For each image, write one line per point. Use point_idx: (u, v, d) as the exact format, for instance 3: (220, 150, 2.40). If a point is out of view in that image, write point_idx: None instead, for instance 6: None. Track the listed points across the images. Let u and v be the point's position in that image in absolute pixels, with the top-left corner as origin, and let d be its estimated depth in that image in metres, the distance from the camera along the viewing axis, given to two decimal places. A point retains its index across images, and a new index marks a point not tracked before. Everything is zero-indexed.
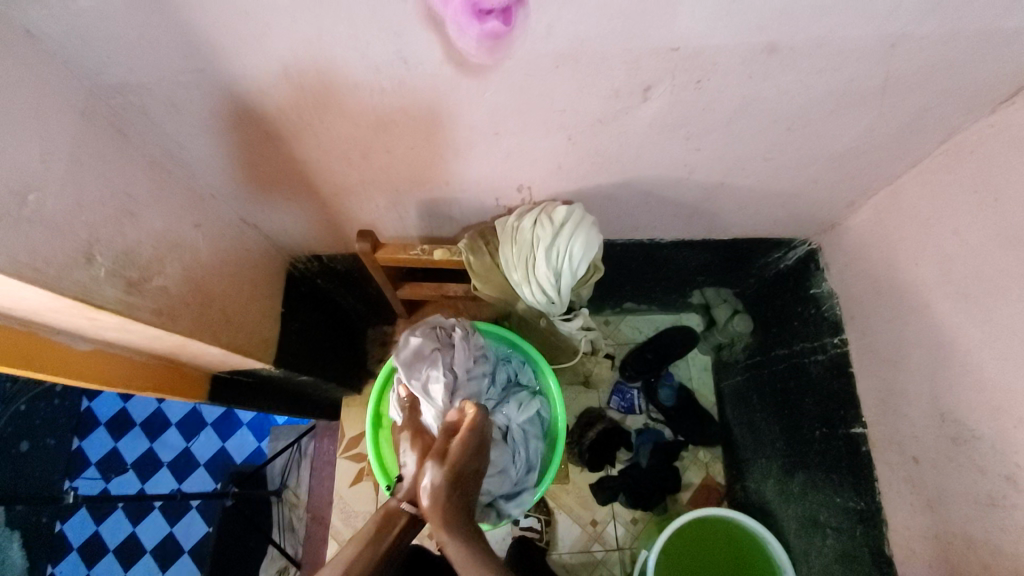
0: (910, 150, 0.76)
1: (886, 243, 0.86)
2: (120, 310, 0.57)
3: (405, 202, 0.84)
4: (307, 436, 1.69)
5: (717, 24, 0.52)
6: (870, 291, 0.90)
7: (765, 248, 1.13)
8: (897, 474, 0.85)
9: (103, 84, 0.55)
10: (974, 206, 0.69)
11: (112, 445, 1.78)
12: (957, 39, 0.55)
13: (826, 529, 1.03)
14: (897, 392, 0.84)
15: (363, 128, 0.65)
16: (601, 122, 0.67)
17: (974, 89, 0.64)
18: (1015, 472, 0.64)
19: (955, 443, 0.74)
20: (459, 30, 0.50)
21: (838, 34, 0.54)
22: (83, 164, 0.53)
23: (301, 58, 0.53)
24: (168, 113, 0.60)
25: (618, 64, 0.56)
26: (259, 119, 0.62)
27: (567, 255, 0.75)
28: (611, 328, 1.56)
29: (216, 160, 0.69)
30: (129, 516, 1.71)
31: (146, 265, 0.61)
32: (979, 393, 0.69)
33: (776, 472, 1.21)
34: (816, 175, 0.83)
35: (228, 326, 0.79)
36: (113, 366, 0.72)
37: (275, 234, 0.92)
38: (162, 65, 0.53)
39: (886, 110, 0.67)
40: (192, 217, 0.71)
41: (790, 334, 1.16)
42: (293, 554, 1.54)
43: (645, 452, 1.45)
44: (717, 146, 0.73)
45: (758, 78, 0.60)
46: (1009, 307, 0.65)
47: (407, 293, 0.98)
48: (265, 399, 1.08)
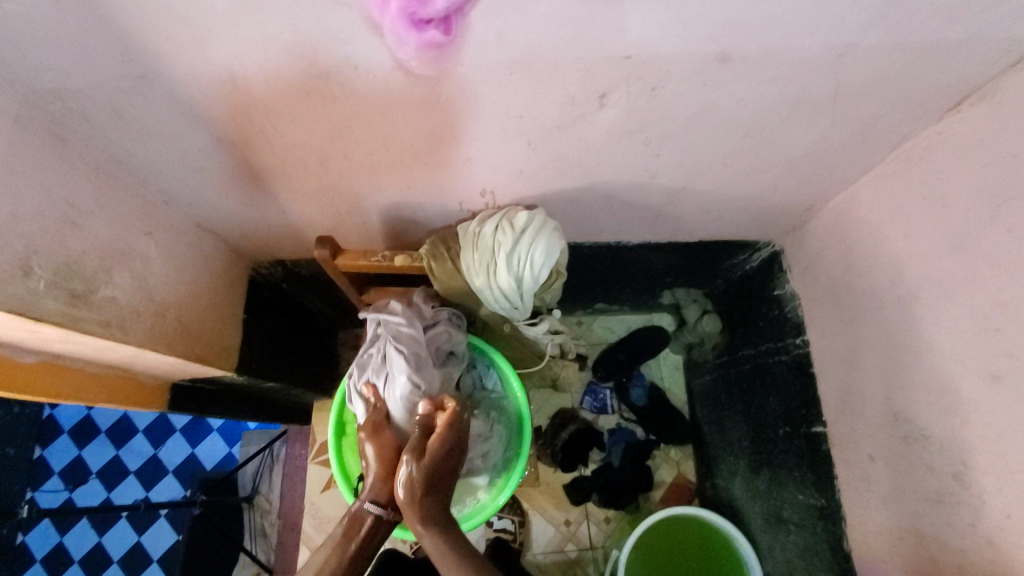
0: (863, 156, 0.78)
1: (843, 246, 0.88)
2: (63, 323, 0.55)
3: (367, 207, 0.83)
4: (279, 441, 1.67)
5: (666, 33, 0.52)
6: (829, 293, 0.92)
7: (730, 249, 1.14)
8: (854, 472, 0.88)
9: (39, 90, 0.53)
10: (922, 212, 0.71)
11: (75, 454, 1.73)
12: (900, 50, 0.57)
13: (790, 525, 1.05)
14: (854, 392, 0.86)
15: (317, 134, 0.64)
16: (560, 127, 0.67)
17: (921, 98, 0.65)
18: (961, 470, 0.66)
19: (906, 442, 0.76)
20: (400, 41, 0.50)
21: (785, 44, 0.55)
22: (17, 172, 0.51)
23: (247, 64, 0.52)
24: (112, 120, 0.58)
25: (572, 71, 0.57)
26: (209, 125, 0.61)
27: (528, 261, 0.75)
28: (583, 328, 1.57)
29: (167, 166, 0.68)
30: (95, 527, 1.66)
31: (90, 276, 0.59)
32: (928, 393, 0.71)
33: (743, 470, 1.23)
34: (774, 179, 0.84)
35: (184, 335, 0.77)
36: (60, 378, 0.70)
37: (235, 240, 0.90)
38: (102, 70, 0.51)
39: (838, 118, 0.69)
40: (142, 225, 0.69)
41: (755, 335, 1.18)
42: (265, 560, 1.53)
43: (617, 452, 1.46)
44: (676, 152, 0.74)
45: (711, 87, 0.61)
46: (954, 310, 0.66)
47: (373, 297, 0.99)
48: (230, 406, 1.06)
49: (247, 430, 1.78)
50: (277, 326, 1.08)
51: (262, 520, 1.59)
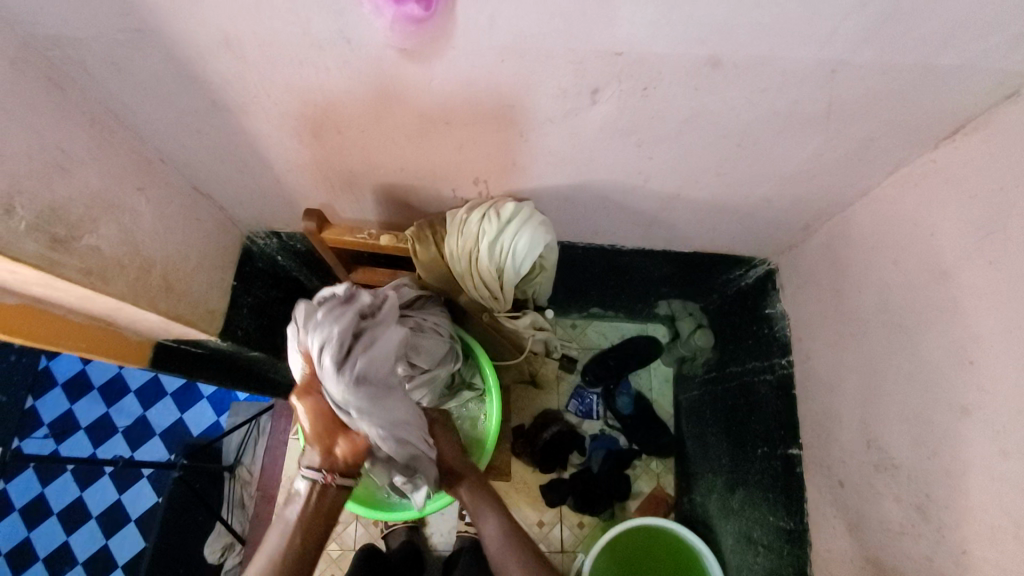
0: (859, 178, 0.77)
1: (833, 269, 0.87)
2: (42, 266, 0.57)
3: (360, 186, 0.84)
4: (265, 414, 1.69)
5: (658, 32, 0.52)
6: (817, 314, 0.91)
7: (725, 264, 1.13)
8: (824, 497, 0.86)
9: (39, 36, 0.54)
10: (912, 238, 0.70)
11: (67, 407, 1.76)
12: (896, 70, 0.56)
13: (758, 546, 1.04)
14: (832, 416, 0.85)
15: (310, 106, 0.65)
16: (552, 120, 0.67)
17: (918, 123, 0.64)
18: (926, 503, 0.65)
19: (877, 470, 0.75)
20: (377, 11, 0.50)
21: (779, 54, 0.54)
22: (10, 113, 0.52)
23: (240, 28, 0.53)
24: (110, 73, 0.60)
25: (564, 63, 0.57)
26: (204, 86, 0.62)
27: (511, 251, 0.75)
28: (577, 331, 1.57)
29: (163, 124, 0.69)
30: (77, 480, 1.69)
31: (75, 224, 0.61)
32: (902, 423, 0.70)
33: (720, 487, 1.22)
34: (769, 195, 0.84)
35: (168, 294, 0.78)
36: (40, 323, 0.72)
37: (230, 206, 0.91)
38: (98, 21, 0.52)
39: (833, 136, 0.68)
40: (134, 180, 0.70)
41: (744, 352, 1.17)
42: (240, 531, 1.59)
43: (596, 457, 1.45)
44: (668, 157, 0.74)
45: (704, 91, 0.60)
46: (932, 339, 0.66)
47: (362, 278, 1.00)
48: (214, 371, 1.07)
49: (236, 400, 1.81)
50: (268, 297, 1.09)
51: (242, 491, 1.63)
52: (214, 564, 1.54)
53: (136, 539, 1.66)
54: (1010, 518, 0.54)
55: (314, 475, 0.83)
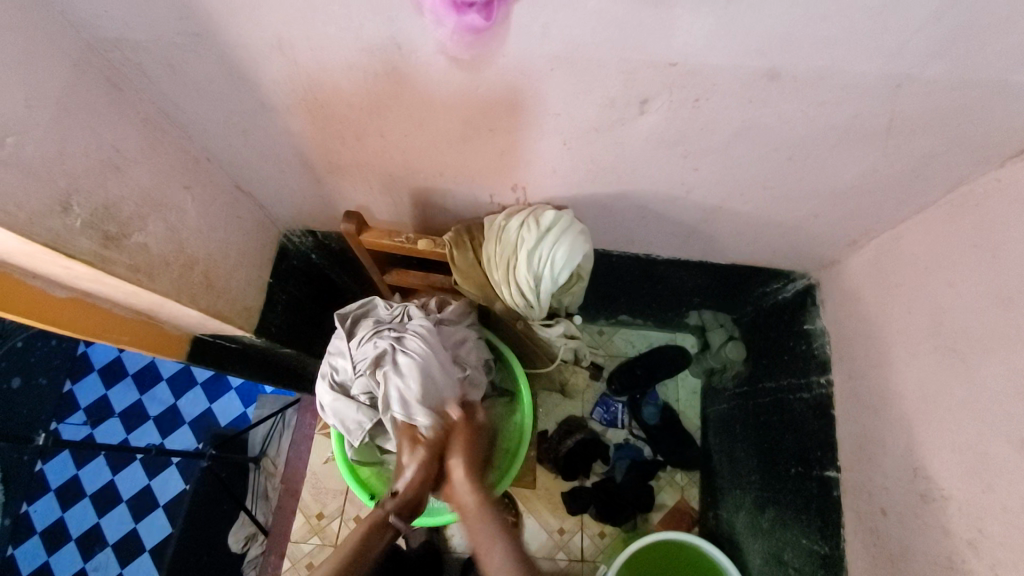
0: (914, 195, 0.74)
1: (881, 288, 0.84)
2: (94, 262, 0.58)
3: (398, 189, 0.83)
4: (292, 408, 1.71)
5: (715, 43, 0.50)
6: (861, 334, 0.88)
7: (762, 276, 1.10)
8: (864, 523, 0.84)
9: (99, 37, 0.55)
10: (971, 261, 0.67)
11: (102, 393, 1.81)
12: (965, 86, 0.53)
13: (789, 569, 1.01)
14: (875, 441, 0.82)
15: (357, 110, 0.65)
16: (598, 129, 0.65)
17: (984, 140, 0.61)
18: (978, 539, 0.62)
19: (923, 500, 0.72)
20: (437, 21, 0.50)
21: (841, 67, 0.52)
22: (71, 113, 0.53)
23: (294, 34, 0.53)
24: (165, 75, 0.61)
25: (615, 73, 0.55)
26: (255, 89, 0.63)
27: (549, 261, 0.74)
28: (603, 338, 1.55)
29: (212, 125, 0.70)
30: (110, 464, 1.74)
31: (126, 222, 0.62)
32: (955, 453, 0.67)
33: (749, 505, 1.19)
34: (816, 209, 0.81)
35: (208, 291, 0.79)
36: (89, 316, 0.73)
37: (270, 205, 0.92)
38: (157, 24, 0.53)
39: (890, 151, 0.65)
40: (182, 179, 0.71)
41: (778, 368, 1.14)
42: (263, 522, 1.57)
43: (620, 467, 1.43)
44: (714, 169, 0.72)
45: (758, 104, 0.58)
46: (992, 368, 0.63)
47: (394, 280, 0.99)
48: (247, 367, 1.09)
49: (263, 393, 1.84)
50: (301, 295, 1.10)
51: (266, 483, 1.64)
52: (237, 553, 1.54)
53: (163, 525, 1.69)
54: None
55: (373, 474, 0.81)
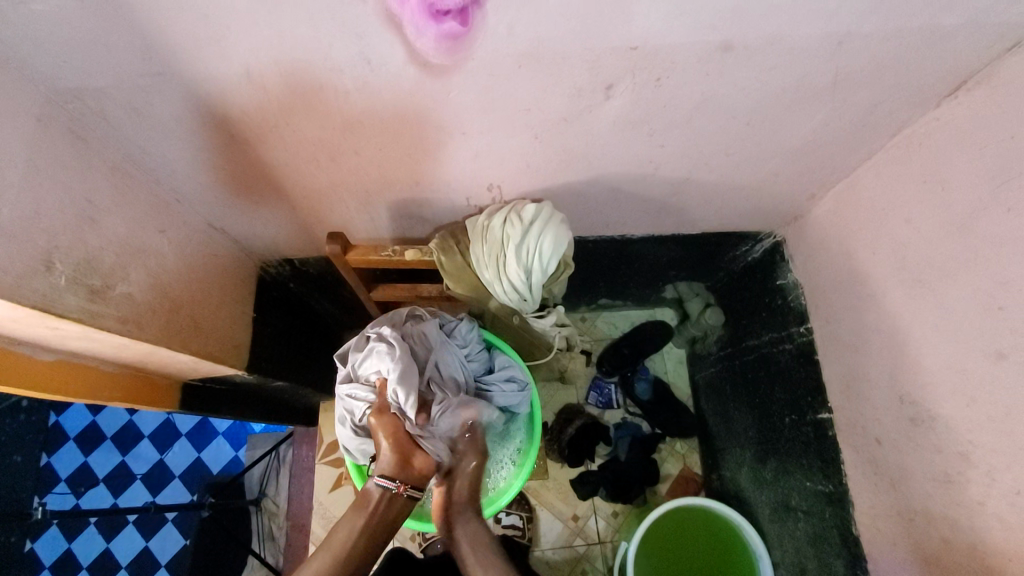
0: (864, 144, 0.79)
1: (844, 234, 0.89)
2: (84, 319, 0.56)
3: (375, 204, 0.84)
4: (285, 443, 1.68)
5: (673, 24, 0.53)
6: (832, 279, 0.94)
7: (732, 241, 1.15)
8: (861, 456, 0.89)
9: (58, 88, 0.54)
10: (922, 197, 0.72)
11: (83, 460, 1.73)
12: (899, 36, 0.58)
13: (798, 512, 1.06)
14: (860, 378, 0.88)
15: (331, 131, 0.66)
16: (567, 119, 0.68)
17: (920, 84, 0.67)
18: (968, 449, 0.68)
19: (913, 423, 0.77)
20: (418, 31, 0.51)
21: (788, 32, 0.56)
22: (41, 169, 0.52)
23: (264, 63, 0.54)
24: (129, 118, 0.60)
25: (580, 63, 0.58)
26: (224, 122, 0.62)
27: (537, 253, 0.76)
28: (587, 324, 1.58)
29: (181, 164, 0.69)
30: (102, 532, 1.67)
31: (108, 273, 0.60)
32: (935, 375, 0.72)
33: (750, 460, 1.24)
34: (776, 169, 0.86)
35: (197, 333, 0.77)
36: (77, 376, 0.71)
37: (245, 239, 0.91)
38: (121, 68, 0.52)
39: (838, 106, 0.70)
40: (156, 223, 0.70)
41: (758, 325, 1.20)
42: (274, 563, 1.53)
43: (623, 445, 1.46)
44: (679, 143, 0.75)
45: (716, 76, 0.62)
46: (957, 291, 0.68)
47: (381, 295, 0.99)
48: (240, 406, 1.07)
49: (253, 433, 1.80)
50: (286, 325, 1.09)
51: (270, 523, 1.61)
52: None
53: None
54: None
55: (387, 483, 0.84)
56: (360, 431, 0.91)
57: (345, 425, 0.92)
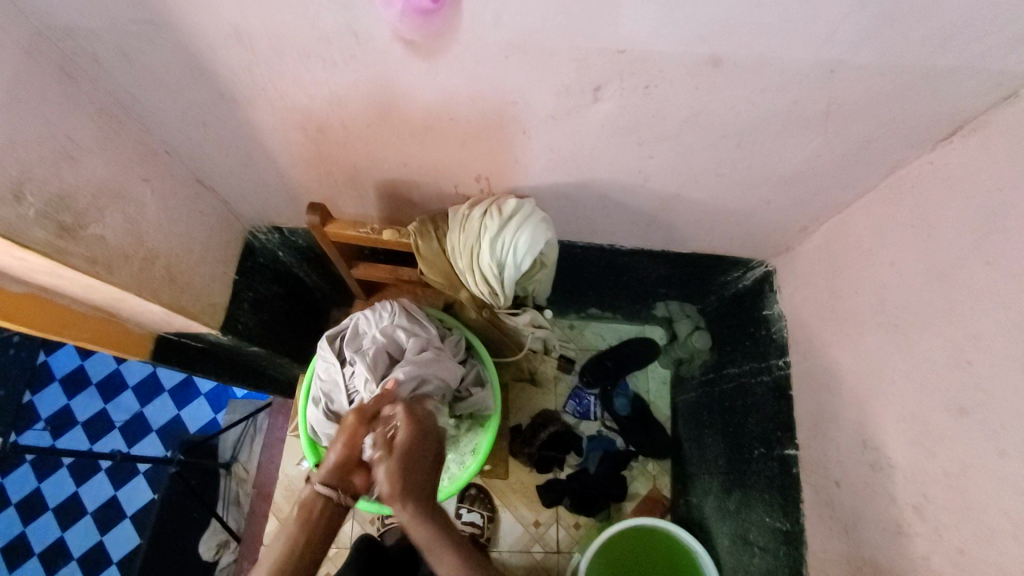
0: (857, 180, 0.78)
1: (831, 271, 0.88)
2: (49, 253, 0.57)
3: (363, 181, 0.84)
4: (263, 412, 1.69)
5: (661, 30, 0.53)
6: (814, 315, 0.92)
7: (723, 265, 1.14)
8: (820, 497, 0.87)
9: (51, 25, 0.55)
10: (908, 241, 0.71)
11: (64, 402, 1.76)
12: (893, 71, 0.57)
13: (754, 547, 1.05)
14: (829, 417, 0.86)
15: (319, 100, 0.66)
16: (555, 118, 0.68)
17: (914, 124, 0.66)
18: (921, 500, 0.67)
19: (873, 469, 0.76)
20: (387, 4, 0.51)
21: (778, 53, 0.55)
22: (21, 101, 0.53)
23: (251, 23, 0.54)
24: (120, 63, 0.61)
25: (568, 60, 0.58)
26: (214, 79, 0.63)
27: (512, 248, 0.76)
28: (574, 333, 1.58)
29: (170, 116, 0.70)
30: (74, 475, 1.69)
31: (82, 212, 0.61)
32: (899, 421, 0.71)
33: (716, 489, 1.23)
34: (768, 196, 0.85)
35: (172, 285, 0.79)
36: (46, 313, 0.72)
37: (234, 201, 0.92)
38: (111, 13, 0.53)
39: (831, 137, 0.69)
40: (141, 171, 0.71)
41: (741, 354, 1.18)
42: (235, 528, 1.56)
43: (594, 458, 1.45)
44: (669, 156, 0.75)
45: (705, 90, 0.61)
46: (929, 338, 0.67)
47: (362, 273, 0.99)
48: (213, 367, 1.08)
49: (233, 398, 1.82)
50: (269, 292, 1.10)
51: (238, 488, 1.63)
52: (210, 561, 1.52)
53: (130, 537, 1.66)
54: (1006, 516, 0.55)
55: (329, 492, 0.85)
56: (330, 415, 0.94)
57: (319, 407, 0.94)
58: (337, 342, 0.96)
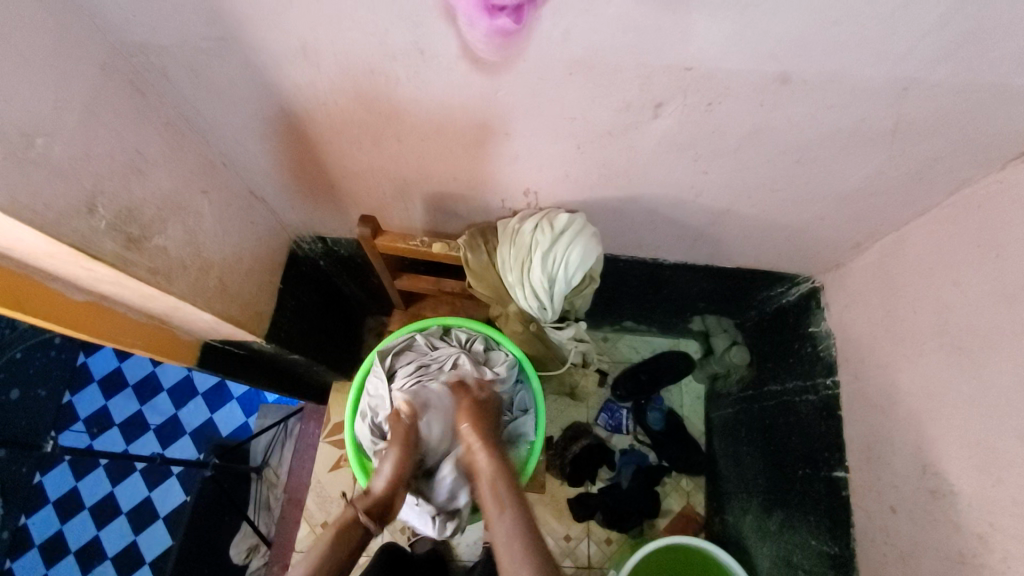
0: (919, 198, 0.76)
1: (886, 289, 0.85)
2: (116, 264, 0.58)
3: (411, 193, 0.84)
4: (294, 417, 1.71)
5: (730, 48, 0.52)
6: (867, 335, 0.90)
7: (767, 280, 1.12)
8: (873, 523, 0.85)
9: (125, 42, 0.57)
10: (975, 262, 0.69)
11: (103, 403, 1.80)
12: (970, 88, 0.55)
13: (798, 571, 1.02)
14: (883, 441, 0.84)
15: (376, 114, 0.66)
16: (611, 133, 0.67)
17: (986, 144, 0.64)
18: (990, 533, 0.64)
19: (934, 497, 0.73)
20: (470, 24, 0.50)
21: (850, 70, 0.54)
22: (97, 116, 0.54)
23: (319, 40, 0.55)
24: (187, 79, 0.62)
25: (631, 77, 0.57)
26: (275, 94, 0.64)
27: (563, 262, 0.76)
28: (608, 345, 1.56)
29: (229, 129, 0.71)
30: (110, 475, 1.73)
31: (147, 224, 0.62)
32: (964, 448, 0.69)
33: (755, 508, 1.20)
34: (822, 212, 0.83)
35: (223, 294, 0.79)
36: (105, 321, 0.74)
37: (282, 211, 0.93)
38: (184, 30, 0.54)
39: (895, 154, 0.67)
40: (200, 184, 0.72)
41: (784, 371, 1.15)
42: (264, 532, 1.57)
43: (626, 473, 1.43)
44: (723, 172, 0.74)
45: (769, 107, 0.60)
46: (1001, 364, 0.64)
47: (405, 284, 1.00)
48: (254, 374, 1.09)
49: (265, 402, 1.84)
50: (310, 301, 1.11)
51: (268, 493, 1.65)
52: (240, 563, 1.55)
53: (163, 538, 1.68)
54: None
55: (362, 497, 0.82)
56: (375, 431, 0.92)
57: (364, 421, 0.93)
58: (389, 358, 0.96)
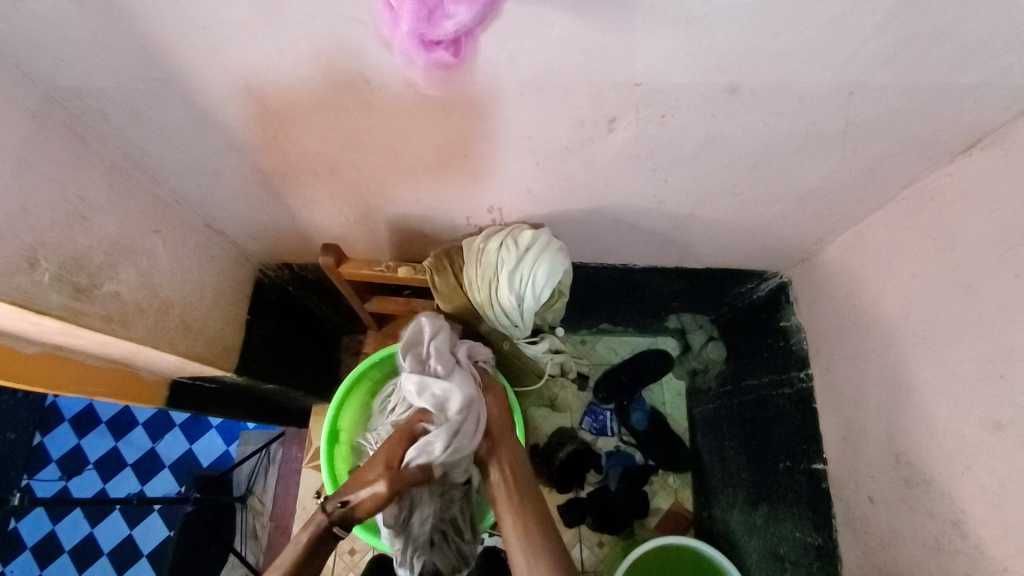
0: (873, 193, 0.77)
1: (849, 282, 0.87)
2: (66, 316, 0.56)
3: (374, 216, 0.83)
4: (276, 442, 1.67)
5: (678, 63, 0.52)
6: (835, 328, 0.91)
7: (737, 278, 1.13)
8: (854, 513, 0.86)
9: (57, 87, 0.55)
10: (930, 253, 0.70)
11: (75, 442, 1.74)
12: (912, 90, 0.56)
13: (786, 562, 1.03)
14: (858, 431, 0.85)
15: (330, 144, 0.65)
16: (569, 149, 0.67)
17: (932, 140, 0.65)
18: (962, 518, 0.65)
19: (908, 485, 0.75)
20: (408, 60, 0.50)
21: (796, 79, 0.55)
22: (33, 166, 0.52)
23: (261, 77, 0.54)
24: (128, 119, 0.60)
25: (583, 96, 0.57)
26: (224, 130, 0.62)
27: (530, 280, 0.76)
28: (586, 347, 1.55)
29: (180, 166, 0.69)
30: (88, 517, 1.67)
31: (96, 271, 0.60)
32: (932, 436, 0.70)
33: (741, 501, 1.20)
34: (783, 212, 0.84)
35: (186, 333, 0.77)
36: (62, 371, 0.71)
37: (242, 241, 0.91)
38: (120, 72, 0.53)
39: (847, 155, 0.69)
40: (152, 223, 0.70)
41: (758, 365, 1.17)
42: (253, 563, 1.51)
43: (614, 475, 1.43)
44: (684, 179, 0.74)
45: (721, 117, 0.61)
46: (960, 354, 0.66)
47: (375, 307, 1.00)
48: (227, 406, 1.06)
49: (245, 429, 1.80)
50: (281, 328, 1.09)
51: (255, 522, 1.58)
52: None
53: None
54: None
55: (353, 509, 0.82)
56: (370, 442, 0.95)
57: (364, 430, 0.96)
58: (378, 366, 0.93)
